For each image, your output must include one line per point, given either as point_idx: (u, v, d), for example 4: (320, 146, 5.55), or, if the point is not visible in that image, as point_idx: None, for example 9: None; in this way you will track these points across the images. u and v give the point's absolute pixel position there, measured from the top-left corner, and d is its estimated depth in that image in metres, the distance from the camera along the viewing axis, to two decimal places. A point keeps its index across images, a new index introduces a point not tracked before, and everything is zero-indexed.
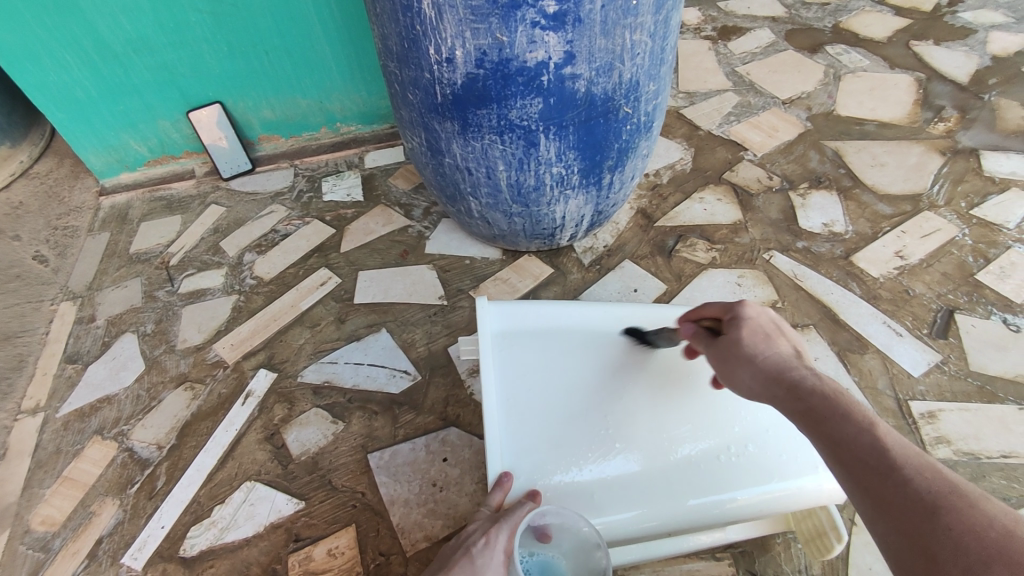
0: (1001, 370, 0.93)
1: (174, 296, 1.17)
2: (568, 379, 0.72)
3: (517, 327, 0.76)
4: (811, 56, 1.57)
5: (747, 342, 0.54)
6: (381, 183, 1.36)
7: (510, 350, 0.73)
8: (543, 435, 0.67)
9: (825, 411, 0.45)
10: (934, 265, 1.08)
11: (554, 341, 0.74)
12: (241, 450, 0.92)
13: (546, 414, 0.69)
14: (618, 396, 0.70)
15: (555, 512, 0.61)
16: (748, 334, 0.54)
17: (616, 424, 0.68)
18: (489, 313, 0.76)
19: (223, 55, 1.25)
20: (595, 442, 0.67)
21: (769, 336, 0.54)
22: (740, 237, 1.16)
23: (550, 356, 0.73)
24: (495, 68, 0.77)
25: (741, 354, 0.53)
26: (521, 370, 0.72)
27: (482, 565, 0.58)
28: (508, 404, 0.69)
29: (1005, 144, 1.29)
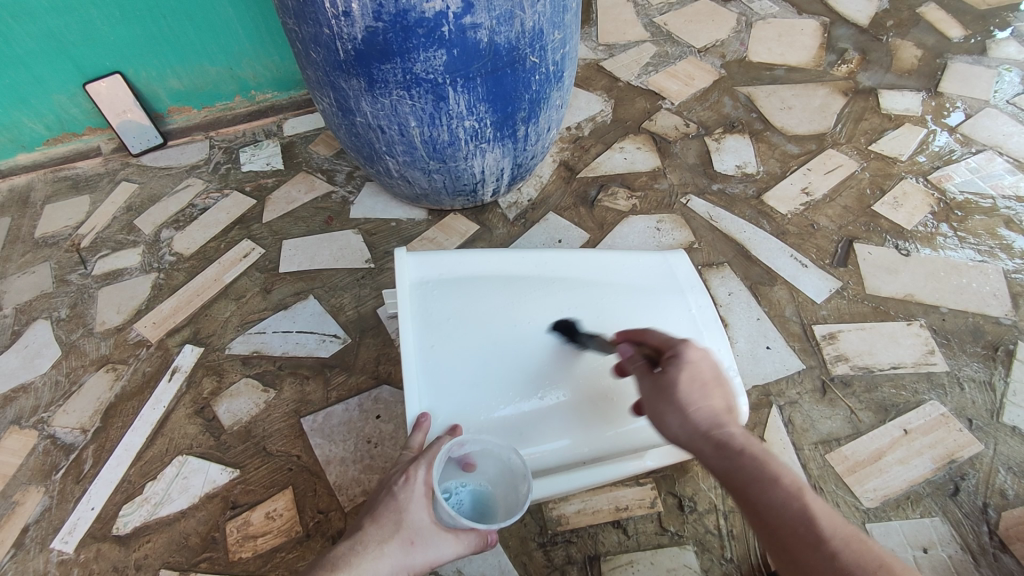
0: (893, 291, 1.01)
1: (88, 278, 1.12)
2: (486, 321, 0.73)
3: (436, 275, 0.77)
4: (725, 5, 1.61)
5: (685, 390, 0.55)
6: (301, 150, 1.33)
7: (429, 297, 0.74)
8: (462, 375, 0.69)
9: (754, 475, 0.48)
10: (836, 200, 1.15)
11: (472, 287, 0.76)
12: (171, 425, 0.91)
13: (465, 356, 0.70)
14: (535, 337, 0.72)
15: (474, 440, 0.63)
16: (685, 379, 0.55)
17: (534, 363, 0.70)
18: (407, 262, 0.76)
19: (116, 20, 1.18)
20: (513, 383, 0.69)
21: (705, 381, 0.56)
22: (659, 183, 1.20)
23: (469, 301, 0.74)
24: (394, 20, 0.76)
25: (675, 401, 0.54)
26: (440, 314, 0.72)
27: (405, 500, 0.56)
28: (427, 348, 0.70)
29: (901, 83, 1.36)
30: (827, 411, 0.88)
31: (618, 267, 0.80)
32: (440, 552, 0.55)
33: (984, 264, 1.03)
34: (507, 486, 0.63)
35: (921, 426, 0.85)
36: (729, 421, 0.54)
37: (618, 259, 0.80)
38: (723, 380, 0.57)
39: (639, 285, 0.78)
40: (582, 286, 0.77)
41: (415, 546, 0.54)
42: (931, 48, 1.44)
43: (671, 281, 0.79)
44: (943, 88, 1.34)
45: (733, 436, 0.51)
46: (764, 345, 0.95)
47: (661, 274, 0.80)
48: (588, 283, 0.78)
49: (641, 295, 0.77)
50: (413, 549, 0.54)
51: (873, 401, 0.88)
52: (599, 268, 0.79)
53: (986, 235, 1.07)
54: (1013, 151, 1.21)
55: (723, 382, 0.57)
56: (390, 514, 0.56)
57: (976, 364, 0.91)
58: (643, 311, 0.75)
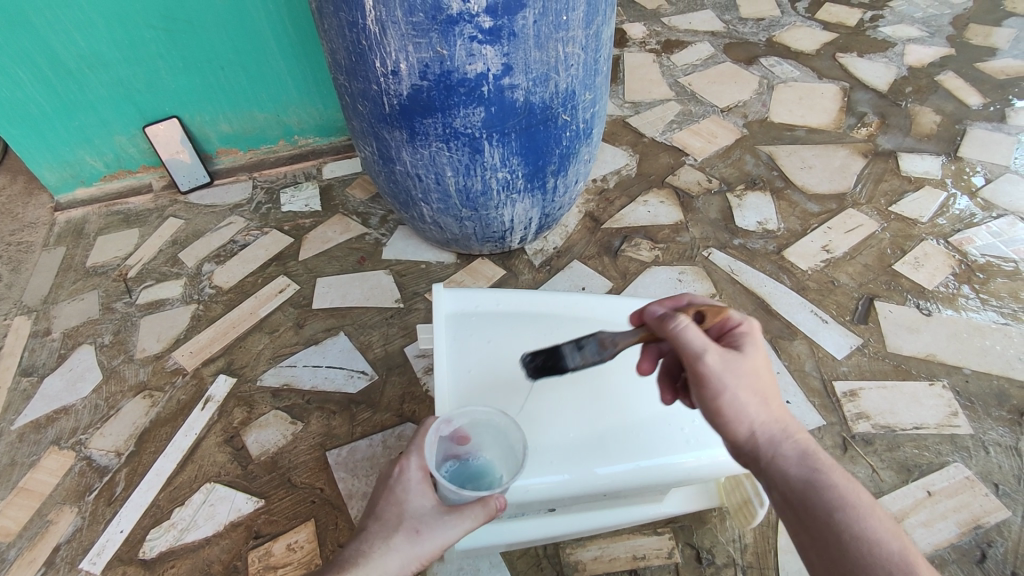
0: (914, 350, 1.01)
1: (132, 307, 1.18)
2: (516, 355, 0.76)
3: (472, 310, 0.80)
4: (747, 68, 1.68)
5: (751, 382, 0.53)
6: (339, 193, 1.40)
7: (462, 329, 0.77)
8: (491, 404, 0.71)
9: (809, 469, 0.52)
10: (856, 258, 1.17)
11: (504, 322, 0.79)
12: (201, 452, 0.94)
13: (495, 386, 0.73)
14: (563, 369, 0.74)
15: (460, 412, 0.67)
16: (751, 372, 0.53)
17: (562, 397, 0.72)
18: (444, 296, 0.80)
19: (179, 70, 1.28)
20: (538, 413, 0.71)
21: (765, 376, 0.55)
22: (681, 236, 1.23)
23: (500, 334, 0.77)
24: (438, 79, 0.83)
25: (736, 391, 0.53)
26: (472, 346, 0.76)
27: (402, 492, 0.59)
28: (458, 378, 0.73)
29: (919, 147, 1.40)
30: (849, 469, 0.87)
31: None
32: (445, 535, 0.57)
33: (1007, 327, 1.03)
34: (506, 449, 0.66)
35: (945, 488, 0.85)
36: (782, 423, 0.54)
37: (644, 305, 0.83)
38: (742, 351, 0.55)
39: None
40: (611, 328, 0.80)
41: (421, 535, 0.57)
42: (950, 115, 1.48)
43: None
44: (962, 153, 1.38)
45: (812, 447, 0.53)
46: (784, 400, 0.95)
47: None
48: (616, 325, 0.80)
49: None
50: (419, 538, 0.57)
51: (895, 460, 0.88)
52: (626, 312, 0.82)
53: (1008, 298, 1.08)
54: None
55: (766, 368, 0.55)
56: (393, 509, 0.59)
57: (1001, 428, 0.91)
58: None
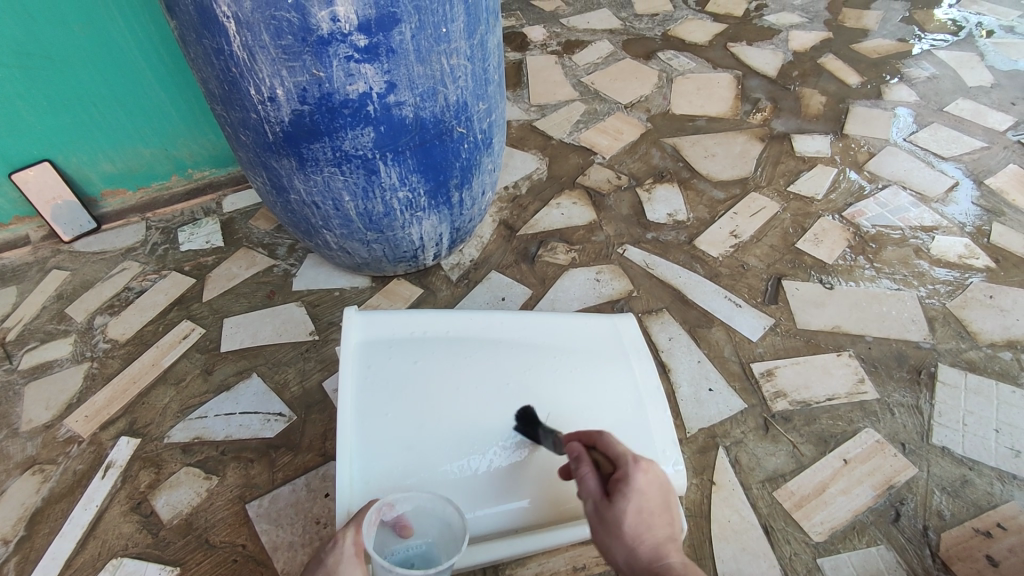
0: (821, 324, 1.06)
1: (14, 374, 1.07)
2: (427, 382, 0.74)
3: (384, 337, 0.78)
4: (645, 63, 1.72)
5: (627, 521, 0.55)
6: (241, 226, 1.32)
7: (371, 358, 0.75)
8: (397, 434, 0.69)
9: None
10: (762, 240, 1.21)
11: (417, 348, 0.77)
12: (105, 526, 0.86)
13: (403, 415, 0.70)
14: (473, 396, 0.73)
15: (404, 497, 0.62)
16: (630, 514, 0.55)
17: (473, 424, 0.71)
18: (354, 322, 0.79)
19: (43, 110, 1.18)
20: (448, 445, 0.69)
21: (653, 512, 0.56)
22: (596, 236, 1.24)
23: (410, 362, 0.75)
24: (319, 103, 0.79)
25: (620, 535, 0.55)
26: (380, 375, 0.73)
27: (335, 564, 0.57)
28: (363, 409, 0.70)
29: (810, 128, 1.47)
30: (772, 448, 0.90)
31: (562, 331, 0.82)
32: None
33: (901, 292, 1.10)
34: (449, 542, 0.61)
35: (859, 455, 0.88)
36: (674, 554, 0.55)
37: (563, 324, 0.82)
38: (665, 504, 0.57)
39: (582, 349, 0.80)
40: (527, 348, 0.79)
41: None
42: (833, 95, 1.56)
43: (616, 345, 0.81)
44: (848, 130, 1.46)
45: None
46: (706, 388, 0.97)
47: (605, 338, 0.82)
48: (531, 346, 0.79)
49: (582, 358, 0.78)
50: None
51: (813, 434, 0.91)
52: (543, 329, 0.81)
53: (899, 265, 1.15)
54: (915, 184, 1.31)
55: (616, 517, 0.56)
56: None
57: (903, 389, 0.96)
58: (582, 374, 0.76)
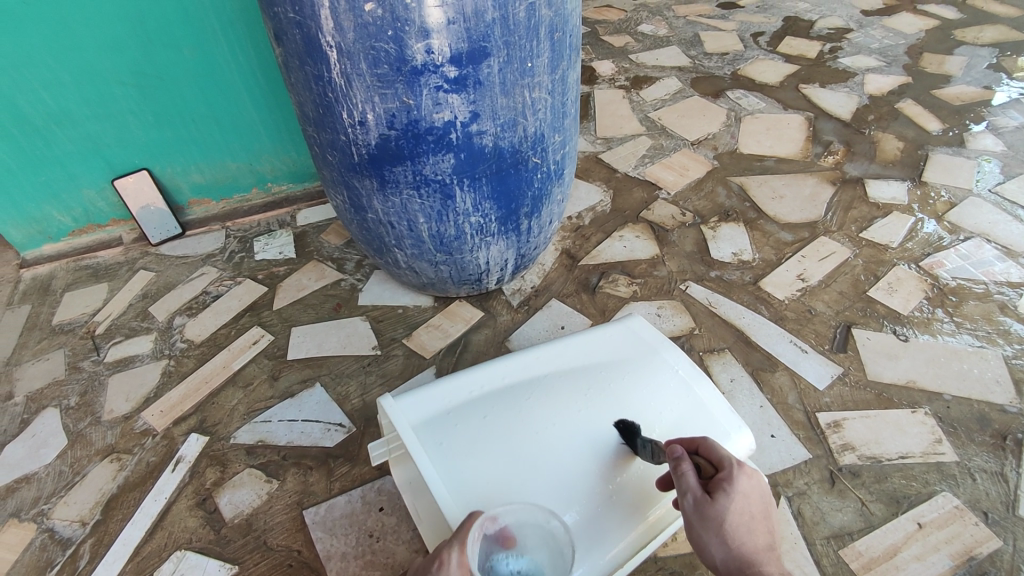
0: (894, 377, 1.01)
1: (100, 365, 1.14)
2: (499, 431, 0.72)
3: (434, 410, 0.75)
4: (714, 101, 1.72)
5: (732, 519, 0.57)
6: (313, 239, 1.38)
7: (431, 433, 0.72)
8: (494, 484, 0.68)
9: None
10: (832, 285, 1.18)
11: (472, 409, 0.75)
12: (172, 518, 0.90)
13: (489, 466, 0.69)
14: (551, 423, 0.72)
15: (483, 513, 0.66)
16: (733, 513, 0.57)
17: (558, 457, 0.70)
18: (396, 407, 0.75)
19: (149, 124, 1.28)
20: (540, 480, 0.68)
21: (754, 516, 0.59)
22: (658, 270, 1.24)
23: (473, 420, 0.73)
24: (406, 128, 0.83)
25: (719, 533, 0.57)
26: (452, 443, 0.71)
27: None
28: (451, 479, 0.68)
29: (885, 174, 1.43)
30: (838, 503, 0.86)
31: (592, 347, 0.83)
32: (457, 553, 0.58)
33: (984, 350, 1.04)
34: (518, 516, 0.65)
35: (935, 520, 0.83)
36: (768, 559, 0.57)
37: (587, 342, 0.83)
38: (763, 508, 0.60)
39: (617, 359, 0.81)
40: (576, 375, 0.79)
41: None
42: (911, 140, 1.52)
43: (642, 345, 0.83)
44: (926, 178, 1.41)
45: None
46: (769, 434, 0.94)
47: (629, 341, 0.83)
48: (575, 371, 0.79)
49: (625, 363, 0.80)
50: None
51: (884, 492, 0.87)
52: (576, 353, 0.82)
53: (982, 320, 1.09)
54: (1000, 238, 1.25)
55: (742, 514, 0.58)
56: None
57: (985, 454, 0.90)
58: (632, 381, 0.77)
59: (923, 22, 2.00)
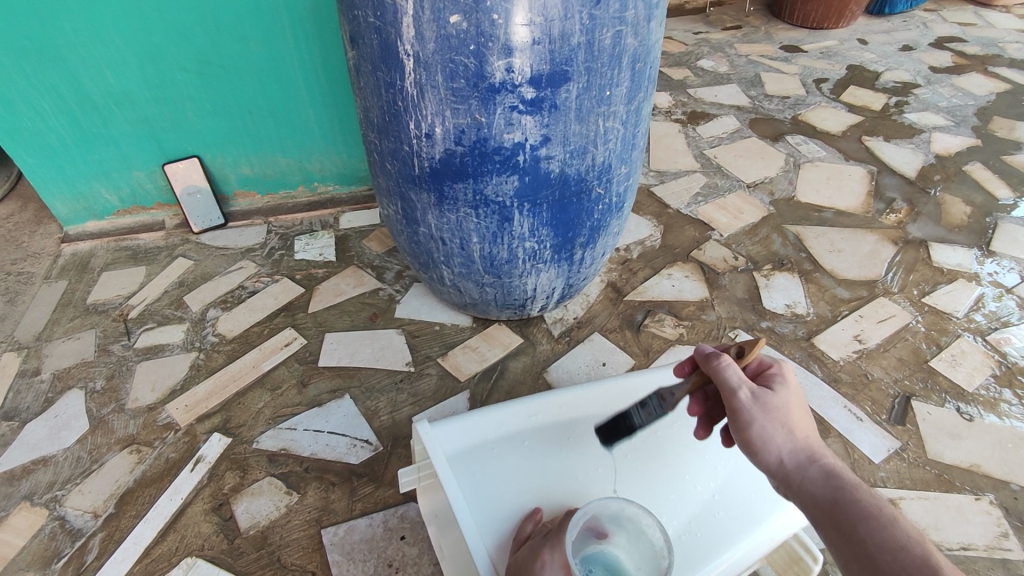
0: (957, 459, 0.95)
1: (129, 351, 1.12)
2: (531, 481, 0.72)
3: (469, 445, 0.71)
4: (772, 144, 1.68)
5: (791, 415, 0.56)
6: (354, 244, 1.36)
7: (466, 472, 0.70)
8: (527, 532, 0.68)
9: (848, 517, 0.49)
10: (890, 350, 1.12)
11: (508, 451, 0.72)
12: (185, 521, 0.87)
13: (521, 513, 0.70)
14: (585, 479, 0.73)
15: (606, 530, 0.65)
16: (793, 407, 0.57)
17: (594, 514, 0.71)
18: (432, 433, 0.69)
19: (206, 112, 1.28)
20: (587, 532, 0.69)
21: (804, 411, 0.57)
22: (706, 314, 1.19)
23: (508, 460, 0.72)
24: (473, 146, 0.80)
25: (782, 422, 0.55)
26: (486, 484, 0.70)
27: None
28: (486, 517, 0.68)
29: (951, 238, 1.37)
30: None
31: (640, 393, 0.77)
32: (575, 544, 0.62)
33: None
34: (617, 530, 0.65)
35: None
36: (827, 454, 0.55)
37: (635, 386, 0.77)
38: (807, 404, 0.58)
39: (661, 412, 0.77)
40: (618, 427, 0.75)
41: None
42: (979, 206, 1.46)
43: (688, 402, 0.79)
44: (994, 247, 1.34)
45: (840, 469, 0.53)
46: None
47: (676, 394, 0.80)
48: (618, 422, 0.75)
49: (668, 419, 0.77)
50: None
51: None
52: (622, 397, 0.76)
53: None
54: None
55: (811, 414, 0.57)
56: None
57: None
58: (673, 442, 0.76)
59: (993, 84, 1.95)
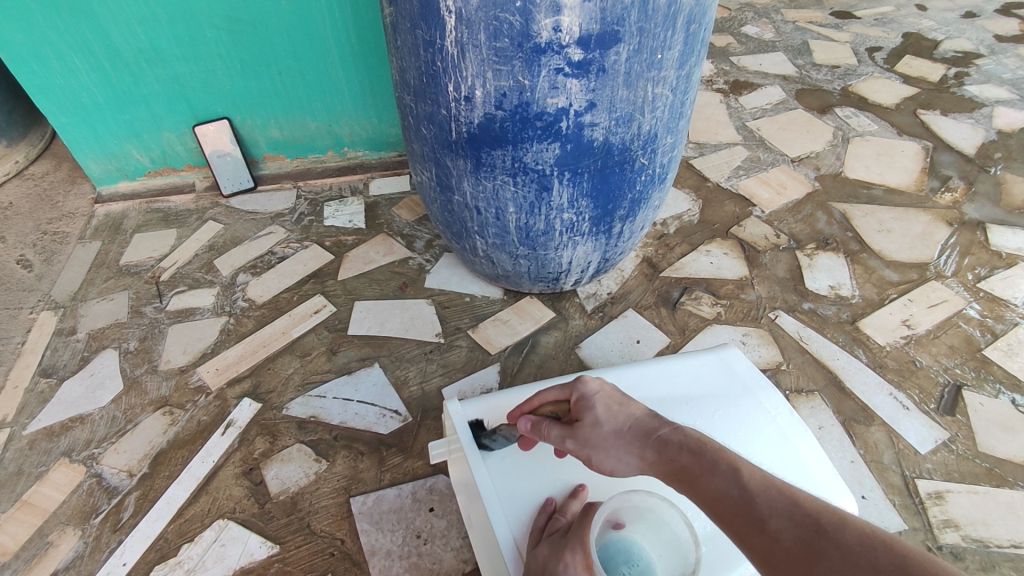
0: (1009, 453, 0.90)
1: (161, 313, 1.13)
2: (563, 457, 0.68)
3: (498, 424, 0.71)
4: (820, 117, 1.59)
5: (606, 420, 0.54)
6: (384, 212, 1.34)
7: (495, 448, 0.69)
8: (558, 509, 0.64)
9: (695, 469, 0.47)
10: (941, 337, 1.07)
11: None
12: (217, 484, 0.87)
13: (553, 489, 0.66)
14: None
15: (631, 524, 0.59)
16: (605, 410, 0.55)
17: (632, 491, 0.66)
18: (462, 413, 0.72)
19: (236, 72, 1.25)
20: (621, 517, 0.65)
21: (624, 400, 0.56)
22: (746, 294, 1.14)
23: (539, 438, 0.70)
24: (514, 110, 0.76)
25: (602, 436, 0.54)
26: (514, 458, 0.68)
27: None
28: (514, 491, 0.65)
29: (1011, 220, 1.29)
30: None
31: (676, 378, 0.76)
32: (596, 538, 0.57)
33: None
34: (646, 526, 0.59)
35: None
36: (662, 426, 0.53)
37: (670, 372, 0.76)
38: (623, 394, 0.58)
39: (704, 394, 0.74)
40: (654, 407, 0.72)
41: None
42: None
43: (734, 382, 0.75)
44: None
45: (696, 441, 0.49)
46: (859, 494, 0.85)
47: (720, 376, 0.76)
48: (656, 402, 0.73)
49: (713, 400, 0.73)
50: None
51: None
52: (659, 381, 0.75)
53: None
54: None
55: (628, 396, 0.57)
56: None
57: None
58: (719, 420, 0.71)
59: None
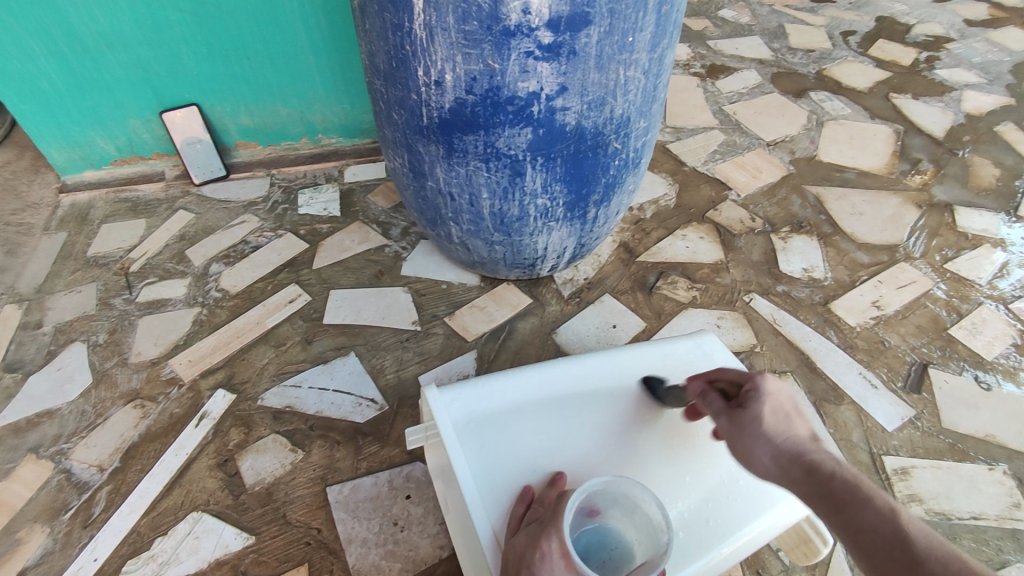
0: (972, 428, 0.93)
1: (131, 305, 1.10)
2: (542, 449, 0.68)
3: (478, 412, 0.69)
4: (795, 101, 1.60)
5: (766, 421, 0.54)
6: (359, 199, 1.32)
7: (474, 440, 0.67)
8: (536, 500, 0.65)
9: (846, 496, 0.44)
10: (909, 317, 1.09)
11: (519, 418, 0.70)
12: (190, 476, 0.86)
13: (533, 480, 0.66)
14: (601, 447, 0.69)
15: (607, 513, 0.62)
16: (768, 415, 0.55)
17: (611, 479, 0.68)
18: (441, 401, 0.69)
19: (202, 57, 1.22)
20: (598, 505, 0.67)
21: (788, 413, 0.55)
22: (720, 277, 1.15)
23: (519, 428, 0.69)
24: (485, 95, 0.75)
25: (758, 432, 0.54)
26: (494, 451, 0.67)
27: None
28: (492, 483, 0.65)
29: (978, 202, 1.32)
30: None
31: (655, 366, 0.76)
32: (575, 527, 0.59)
33: None
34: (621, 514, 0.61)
35: None
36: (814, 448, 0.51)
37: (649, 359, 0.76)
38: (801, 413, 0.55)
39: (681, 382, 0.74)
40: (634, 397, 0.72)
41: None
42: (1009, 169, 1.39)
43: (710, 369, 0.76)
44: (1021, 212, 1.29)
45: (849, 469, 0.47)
46: None
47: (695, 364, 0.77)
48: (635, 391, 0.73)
49: None
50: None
51: None
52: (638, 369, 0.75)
53: None
54: None
55: (805, 415, 0.55)
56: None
57: None
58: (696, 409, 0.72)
59: None
